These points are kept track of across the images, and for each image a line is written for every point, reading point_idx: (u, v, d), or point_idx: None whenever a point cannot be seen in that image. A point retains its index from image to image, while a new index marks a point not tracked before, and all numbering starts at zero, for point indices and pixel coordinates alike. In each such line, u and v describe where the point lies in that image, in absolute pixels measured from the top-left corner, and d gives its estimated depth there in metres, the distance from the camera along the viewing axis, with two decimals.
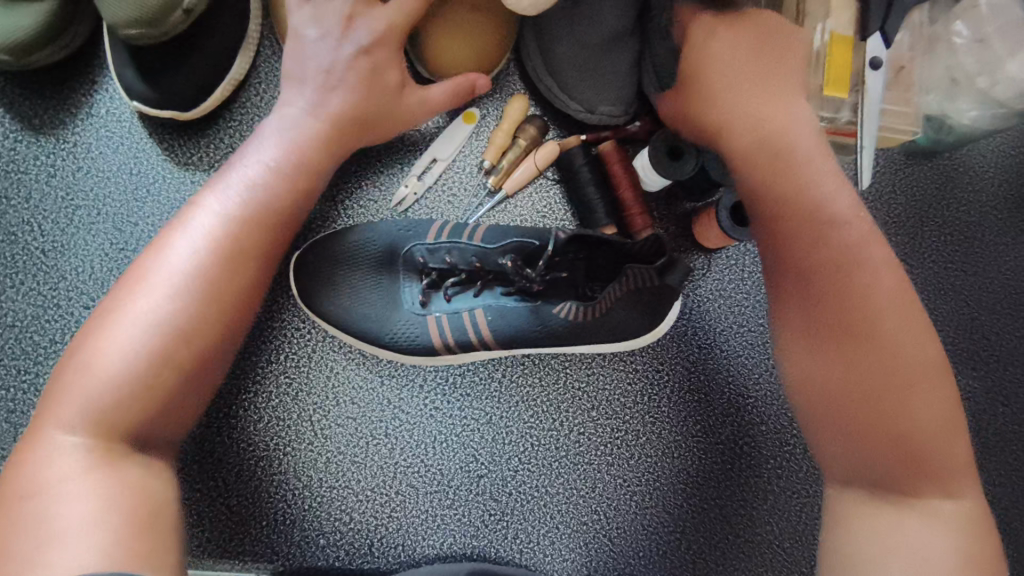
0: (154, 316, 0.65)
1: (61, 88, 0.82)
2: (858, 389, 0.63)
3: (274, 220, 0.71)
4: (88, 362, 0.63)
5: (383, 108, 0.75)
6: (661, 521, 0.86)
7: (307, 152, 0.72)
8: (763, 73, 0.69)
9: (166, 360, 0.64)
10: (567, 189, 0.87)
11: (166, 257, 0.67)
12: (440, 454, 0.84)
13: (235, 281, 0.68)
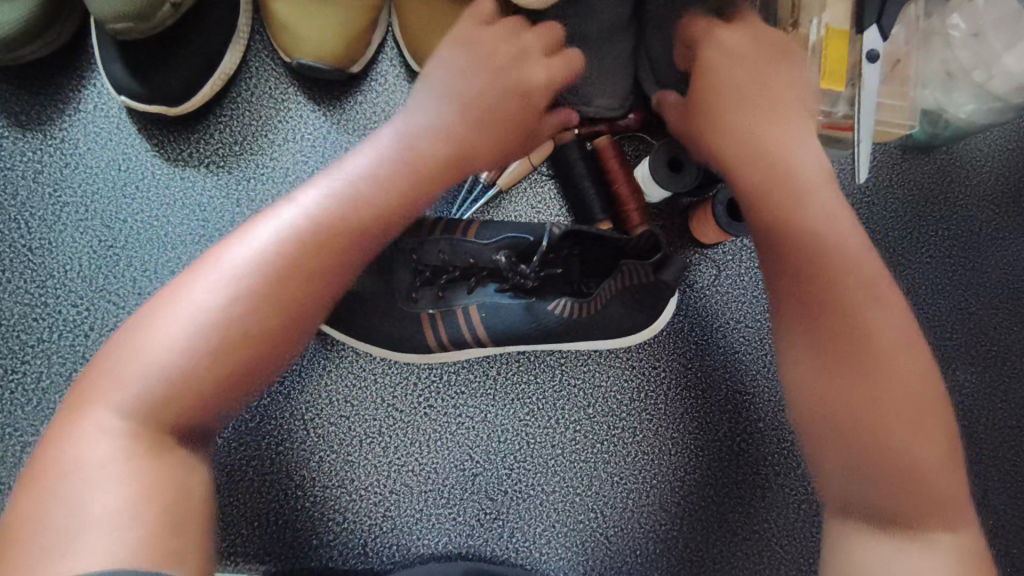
0: (211, 309, 0.55)
1: (47, 84, 0.81)
2: (847, 390, 0.62)
3: (355, 234, 0.61)
4: (139, 346, 0.55)
5: (501, 143, 0.76)
6: (658, 519, 0.85)
7: (401, 175, 0.66)
8: (761, 83, 0.74)
9: (209, 365, 0.54)
10: (561, 184, 0.86)
11: (240, 248, 0.59)
12: (435, 452, 0.83)
13: (298, 294, 0.58)
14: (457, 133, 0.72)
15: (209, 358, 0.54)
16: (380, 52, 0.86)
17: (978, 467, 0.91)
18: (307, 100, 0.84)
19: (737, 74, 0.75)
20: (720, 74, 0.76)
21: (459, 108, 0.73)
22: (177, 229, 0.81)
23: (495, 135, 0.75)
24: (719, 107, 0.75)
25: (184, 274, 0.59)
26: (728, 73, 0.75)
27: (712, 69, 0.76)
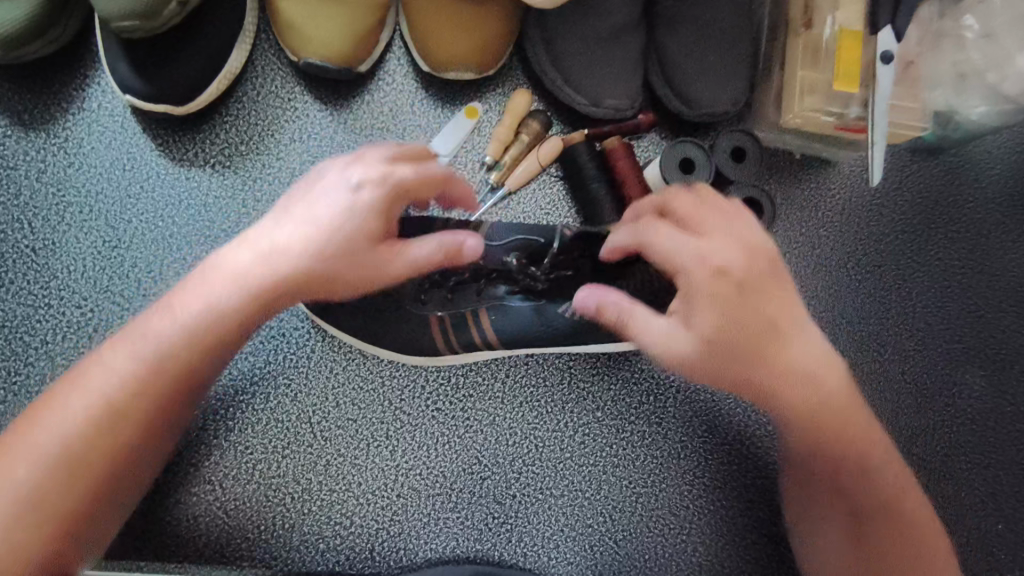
0: (52, 451, 0.61)
1: (51, 82, 0.80)
2: (824, 435, 0.72)
3: (190, 366, 0.65)
4: (70, 390, 0.63)
5: (345, 277, 0.63)
6: (667, 523, 0.84)
7: (236, 311, 0.64)
8: (747, 255, 0.67)
9: (121, 416, 0.63)
10: (570, 184, 0.85)
11: (81, 388, 0.62)
12: (443, 456, 0.82)
13: (210, 356, 0.65)
14: (313, 277, 0.63)
15: (119, 410, 0.62)
16: (388, 52, 0.85)
17: (987, 471, 0.89)
18: (314, 100, 0.83)
19: (722, 244, 0.66)
20: (700, 246, 0.66)
21: (320, 228, 0.63)
22: (182, 229, 0.80)
23: (344, 269, 0.63)
24: (719, 312, 0.66)
25: (32, 408, 0.63)
26: (710, 243, 0.66)
27: (692, 249, 0.66)
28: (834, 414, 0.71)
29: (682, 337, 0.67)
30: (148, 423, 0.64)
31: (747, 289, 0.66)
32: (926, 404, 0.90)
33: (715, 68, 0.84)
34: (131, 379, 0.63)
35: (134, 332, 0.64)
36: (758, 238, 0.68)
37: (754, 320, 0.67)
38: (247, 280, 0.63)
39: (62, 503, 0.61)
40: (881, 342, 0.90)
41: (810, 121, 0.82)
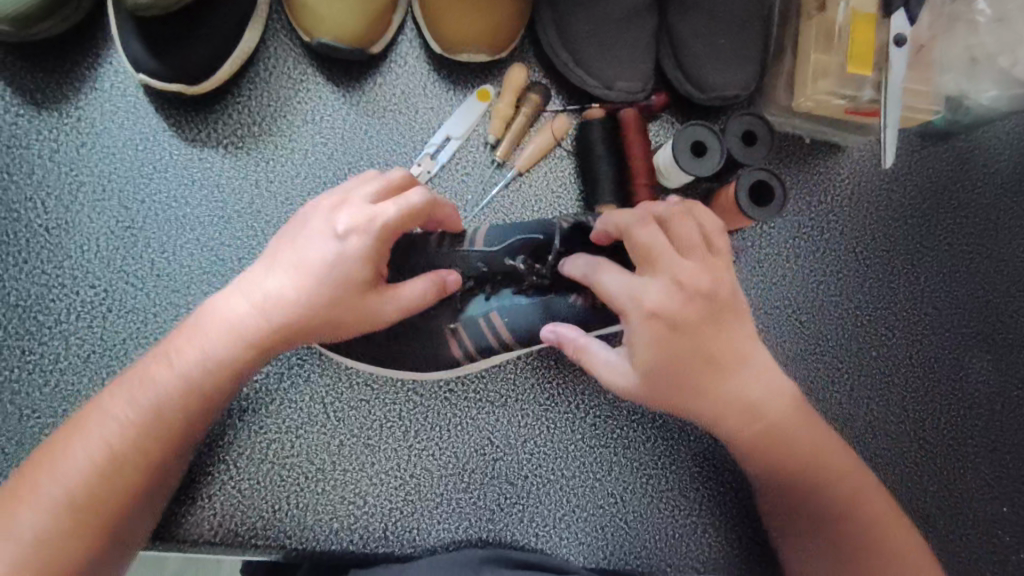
0: (57, 500, 0.58)
1: (64, 61, 0.80)
2: (771, 453, 0.71)
3: (197, 403, 0.63)
4: (72, 440, 0.61)
5: (337, 320, 0.63)
6: (678, 504, 0.85)
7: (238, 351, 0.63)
8: (689, 299, 0.64)
9: (124, 462, 0.61)
10: (581, 163, 0.85)
11: (83, 439, 0.60)
12: (456, 436, 0.83)
13: (213, 399, 0.64)
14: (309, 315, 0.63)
15: (125, 456, 0.61)
16: (399, 34, 0.85)
17: (993, 455, 0.90)
18: (326, 82, 0.83)
19: (663, 287, 0.64)
20: (641, 289, 0.65)
21: (308, 274, 0.62)
22: (195, 210, 0.80)
23: (334, 313, 0.63)
24: (658, 354, 0.65)
25: (26, 470, 0.60)
26: (651, 287, 0.64)
27: (631, 291, 0.65)
28: (780, 432, 0.70)
29: (628, 374, 0.68)
30: (151, 468, 0.62)
31: (689, 331, 0.65)
32: (934, 388, 0.90)
33: (727, 50, 0.85)
34: (134, 425, 0.61)
35: (136, 380, 0.63)
36: (708, 278, 0.65)
37: (698, 360, 0.66)
38: (245, 326, 0.63)
39: (66, 555, 0.58)
40: (889, 327, 0.91)
41: (822, 104, 0.83)
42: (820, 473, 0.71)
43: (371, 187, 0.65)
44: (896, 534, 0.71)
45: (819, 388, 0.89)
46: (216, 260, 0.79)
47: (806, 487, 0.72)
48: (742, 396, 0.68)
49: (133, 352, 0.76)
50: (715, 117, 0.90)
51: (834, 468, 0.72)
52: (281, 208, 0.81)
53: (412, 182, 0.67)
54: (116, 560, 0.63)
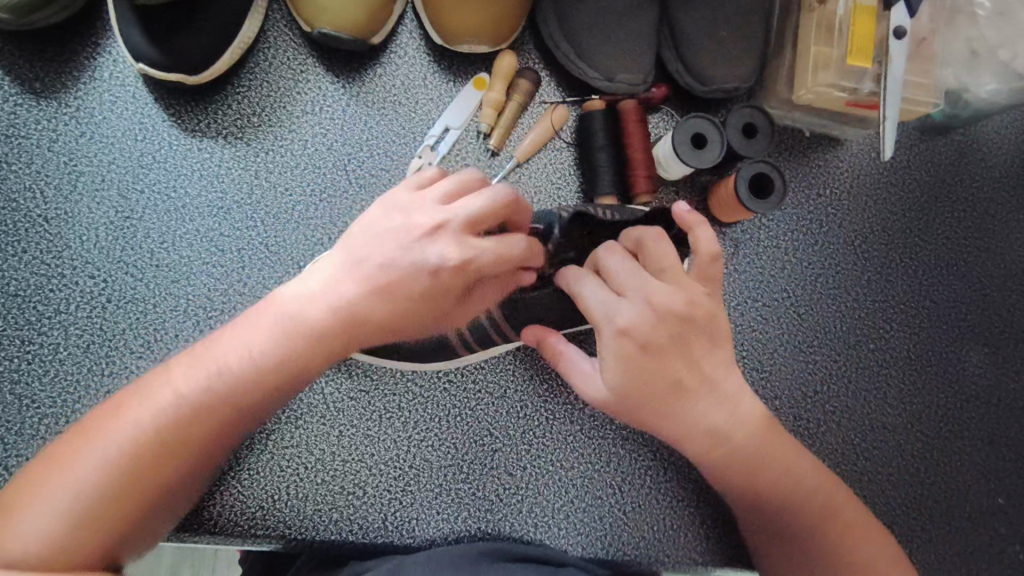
0: (118, 454, 0.54)
1: (63, 51, 0.79)
2: (742, 469, 0.69)
3: (270, 390, 0.60)
4: (136, 399, 0.57)
5: (417, 328, 0.65)
6: (676, 495, 0.85)
7: (318, 341, 0.60)
8: (660, 319, 0.64)
9: (180, 445, 0.56)
10: (581, 153, 0.85)
11: (151, 398, 0.56)
12: (455, 427, 0.83)
13: (277, 396, 0.61)
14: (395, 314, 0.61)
15: (183, 439, 0.56)
16: (399, 25, 0.85)
17: (990, 447, 0.90)
18: (326, 72, 0.83)
19: (636, 306, 0.63)
20: (615, 308, 0.64)
21: (391, 293, 0.60)
22: (194, 200, 0.80)
23: (416, 323, 0.64)
24: (629, 372, 0.64)
25: (91, 420, 0.56)
26: (624, 305, 0.64)
27: (606, 308, 0.64)
28: (746, 447, 0.68)
29: (601, 388, 0.67)
30: (204, 460, 0.58)
31: (660, 351, 0.64)
32: (932, 381, 0.91)
33: (727, 42, 0.85)
34: (197, 404, 0.57)
35: (214, 351, 0.59)
36: (680, 302, 0.65)
37: (668, 380, 0.65)
38: (332, 320, 0.60)
39: (112, 519, 0.53)
40: (887, 319, 0.91)
41: (823, 96, 0.83)
42: (795, 484, 0.69)
43: (471, 210, 0.60)
44: (878, 549, 0.68)
45: (817, 380, 0.89)
46: (215, 251, 0.79)
47: (777, 503, 0.70)
48: (713, 415, 0.67)
49: (132, 342, 0.76)
50: (714, 110, 0.90)
51: (811, 484, 0.70)
52: (281, 199, 0.81)
53: (513, 204, 0.61)
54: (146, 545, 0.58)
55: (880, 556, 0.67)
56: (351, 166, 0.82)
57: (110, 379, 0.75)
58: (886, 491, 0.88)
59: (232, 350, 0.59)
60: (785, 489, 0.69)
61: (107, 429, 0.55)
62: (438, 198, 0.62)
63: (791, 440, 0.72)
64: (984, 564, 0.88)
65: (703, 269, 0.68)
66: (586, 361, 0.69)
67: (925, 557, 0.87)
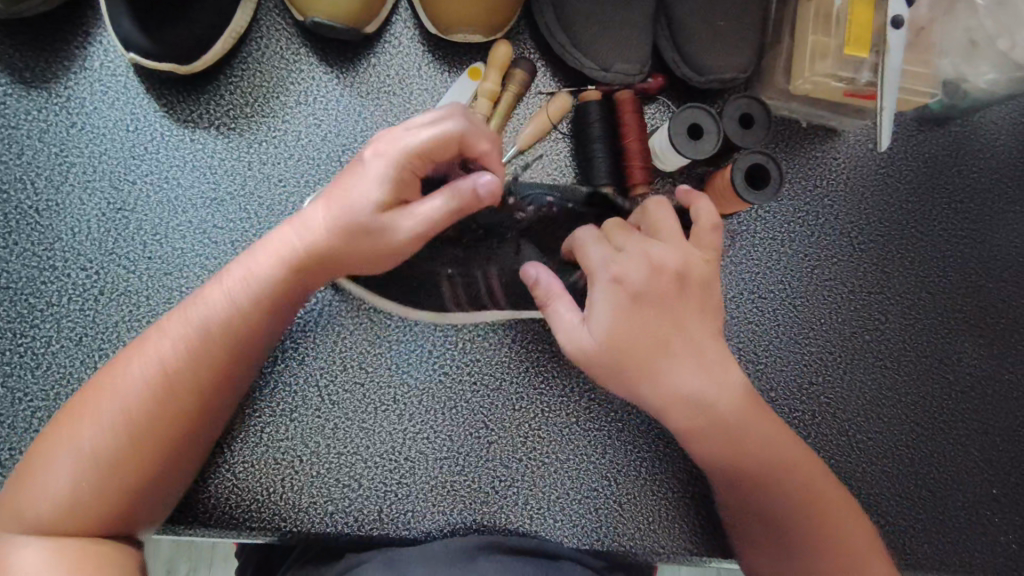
0: (119, 408, 0.59)
1: (53, 40, 0.79)
2: (729, 441, 0.68)
3: (246, 326, 0.63)
4: (130, 357, 0.61)
5: (357, 244, 0.62)
6: (672, 486, 0.85)
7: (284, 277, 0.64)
8: (658, 277, 0.65)
9: (181, 383, 0.61)
10: (577, 144, 0.85)
11: (143, 358, 0.61)
12: (450, 420, 0.83)
13: (266, 324, 0.65)
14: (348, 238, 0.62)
15: (179, 377, 0.61)
16: (394, 14, 0.84)
17: (984, 438, 0.90)
18: (319, 62, 0.82)
19: (635, 260, 0.65)
20: (614, 261, 0.65)
21: (334, 202, 0.63)
22: (187, 191, 0.79)
23: (353, 235, 0.62)
24: (620, 324, 0.64)
25: (93, 382, 0.61)
26: (626, 259, 0.65)
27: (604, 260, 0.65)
28: (733, 420, 0.68)
29: (588, 340, 0.65)
30: (207, 395, 0.62)
31: (654, 311, 0.65)
32: (927, 372, 0.91)
33: (725, 32, 0.84)
34: (189, 345, 0.61)
35: (197, 300, 0.63)
36: (679, 264, 0.66)
37: (659, 342, 0.65)
38: (299, 258, 0.63)
39: (119, 474, 0.58)
40: (883, 311, 0.91)
41: (821, 85, 0.83)
42: (779, 459, 0.69)
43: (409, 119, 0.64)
44: (857, 529, 0.69)
45: (812, 372, 0.89)
46: (208, 243, 0.79)
47: (763, 480, 0.69)
48: (694, 385, 0.66)
49: (125, 335, 0.76)
50: (710, 101, 0.89)
51: (793, 460, 0.70)
52: (274, 190, 0.80)
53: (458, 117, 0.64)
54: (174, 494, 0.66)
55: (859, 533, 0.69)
56: (345, 157, 0.82)
57: None
58: (881, 482, 0.88)
59: (213, 298, 0.63)
60: (771, 469, 0.69)
61: (108, 390, 0.60)
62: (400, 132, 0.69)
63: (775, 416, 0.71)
64: (977, 555, 0.88)
65: (704, 241, 0.69)
66: (574, 312, 0.67)
67: (918, 547, 0.87)
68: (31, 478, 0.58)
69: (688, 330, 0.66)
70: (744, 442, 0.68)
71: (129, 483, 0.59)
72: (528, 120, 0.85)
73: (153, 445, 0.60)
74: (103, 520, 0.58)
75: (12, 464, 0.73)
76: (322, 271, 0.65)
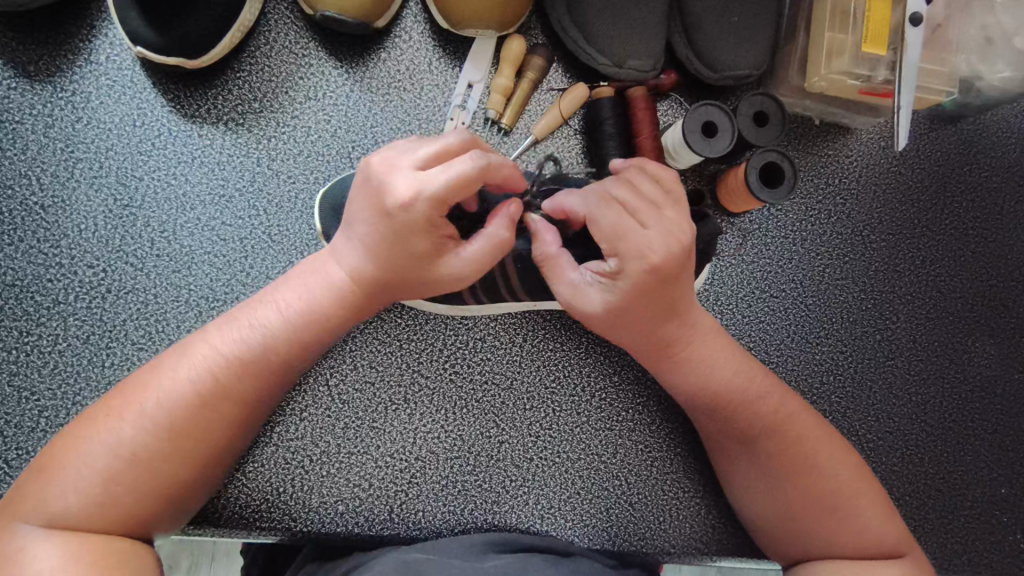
0: (153, 412, 0.59)
1: (57, 34, 0.77)
2: (715, 394, 0.72)
3: (289, 350, 0.63)
4: (163, 368, 0.61)
5: (403, 272, 0.62)
6: (683, 486, 0.84)
7: (323, 302, 0.64)
8: (678, 251, 0.63)
9: (227, 395, 0.61)
10: (590, 141, 0.84)
11: (180, 368, 0.61)
12: (460, 419, 0.82)
13: (315, 347, 0.65)
14: (386, 263, 0.62)
15: (227, 389, 0.61)
16: (404, 9, 0.83)
17: (993, 437, 0.90)
18: (329, 57, 0.81)
19: (657, 237, 0.63)
20: (637, 235, 0.63)
21: (369, 233, 0.61)
22: (194, 188, 0.78)
23: (398, 264, 0.61)
24: (628, 291, 0.64)
25: (125, 388, 0.61)
26: (649, 236, 0.63)
27: (624, 231, 0.63)
28: (716, 371, 0.72)
29: (595, 305, 0.66)
30: (245, 410, 0.63)
31: (669, 283, 0.65)
32: (937, 371, 0.90)
33: (740, 28, 0.83)
34: (235, 359, 0.62)
35: (236, 318, 0.64)
36: (690, 235, 0.64)
37: (660, 304, 0.66)
38: (343, 285, 0.64)
39: (155, 477, 0.58)
40: (894, 310, 0.91)
41: (836, 83, 0.82)
42: (762, 403, 0.72)
43: (421, 152, 0.59)
44: (840, 463, 0.71)
45: (823, 370, 0.88)
46: (217, 240, 0.77)
47: (750, 422, 0.72)
48: (674, 331, 0.70)
49: (133, 333, 0.75)
50: (723, 98, 0.88)
51: (779, 405, 0.72)
52: (283, 186, 0.79)
53: (471, 144, 0.61)
54: (202, 499, 0.65)
55: (839, 469, 0.71)
56: (355, 154, 0.81)
57: (111, 370, 0.74)
58: (890, 481, 0.88)
59: (255, 318, 0.63)
60: (761, 413, 0.71)
61: (142, 396, 0.60)
62: (396, 146, 0.62)
63: (756, 361, 0.75)
64: (984, 555, 0.88)
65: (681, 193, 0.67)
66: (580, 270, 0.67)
67: (927, 547, 0.87)
68: (53, 474, 0.57)
69: (683, 291, 0.67)
70: (729, 392, 0.72)
71: (159, 488, 0.59)
72: (540, 116, 0.84)
73: (188, 451, 0.60)
74: (129, 521, 0.57)
75: (20, 465, 0.72)
76: (373, 297, 0.65)
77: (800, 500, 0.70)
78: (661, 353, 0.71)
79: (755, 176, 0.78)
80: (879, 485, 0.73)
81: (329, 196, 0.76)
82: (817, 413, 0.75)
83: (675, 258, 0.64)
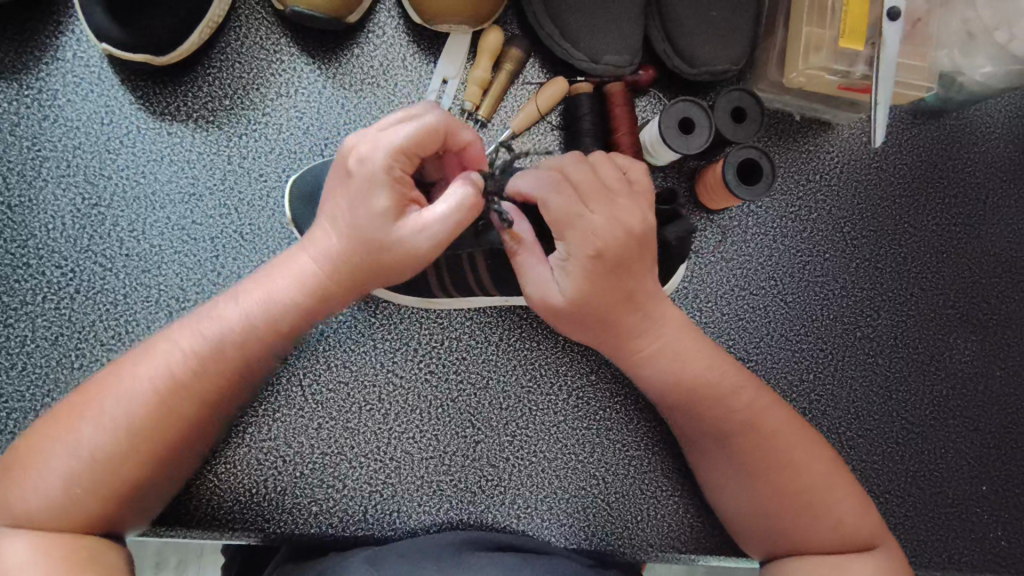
0: (114, 413, 0.58)
1: (22, 29, 0.76)
2: (690, 392, 0.71)
3: (255, 347, 0.62)
4: (127, 368, 0.60)
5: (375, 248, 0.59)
6: (661, 485, 0.84)
7: (290, 302, 0.61)
8: (626, 237, 0.63)
9: (185, 398, 0.60)
10: (567, 137, 0.83)
11: (142, 367, 0.59)
12: (436, 419, 0.81)
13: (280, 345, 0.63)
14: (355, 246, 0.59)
15: (184, 389, 0.60)
16: (377, 3, 0.82)
17: (974, 435, 0.90)
18: (300, 53, 0.80)
19: (603, 221, 0.62)
20: (581, 218, 0.62)
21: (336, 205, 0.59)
22: (164, 186, 0.77)
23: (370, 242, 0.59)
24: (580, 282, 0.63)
25: (89, 389, 0.60)
26: (597, 220, 0.62)
27: (568, 214, 0.62)
28: (695, 373, 0.71)
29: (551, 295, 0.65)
30: (209, 408, 0.61)
31: (617, 269, 0.64)
32: (918, 368, 0.90)
33: (718, 23, 0.82)
34: (196, 360, 0.60)
35: (201, 316, 0.62)
36: (639, 220, 0.64)
37: (614, 295, 0.65)
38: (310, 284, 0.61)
39: (120, 476, 0.57)
40: (874, 307, 0.90)
41: (815, 79, 0.81)
42: (738, 401, 0.71)
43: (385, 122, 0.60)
44: (815, 456, 0.71)
45: (803, 368, 0.88)
46: (187, 240, 0.77)
47: (724, 421, 0.71)
48: (635, 328, 0.69)
49: (103, 334, 0.74)
50: (703, 93, 0.87)
51: (757, 404, 0.71)
52: (255, 184, 0.78)
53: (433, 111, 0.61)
54: (166, 492, 0.64)
55: (815, 461, 0.70)
56: (328, 152, 0.80)
57: (79, 372, 0.73)
58: (870, 479, 0.87)
59: (218, 316, 0.62)
60: (735, 411, 0.71)
61: (103, 395, 0.58)
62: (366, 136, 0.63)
63: (733, 360, 0.74)
64: (964, 552, 0.88)
65: (646, 186, 0.67)
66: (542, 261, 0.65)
67: (906, 544, 0.87)
68: (20, 476, 0.56)
69: (638, 280, 0.66)
70: (698, 390, 0.71)
71: (126, 486, 0.58)
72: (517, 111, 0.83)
73: (149, 453, 0.58)
74: (98, 518, 0.57)
75: None
76: (345, 294, 0.62)
77: (772, 498, 0.69)
78: (620, 345, 0.70)
79: (734, 174, 0.78)
80: (857, 483, 0.72)
81: (301, 191, 0.75)
82: (794, 407, 0.75)
83: (623, 249, 0.63)
